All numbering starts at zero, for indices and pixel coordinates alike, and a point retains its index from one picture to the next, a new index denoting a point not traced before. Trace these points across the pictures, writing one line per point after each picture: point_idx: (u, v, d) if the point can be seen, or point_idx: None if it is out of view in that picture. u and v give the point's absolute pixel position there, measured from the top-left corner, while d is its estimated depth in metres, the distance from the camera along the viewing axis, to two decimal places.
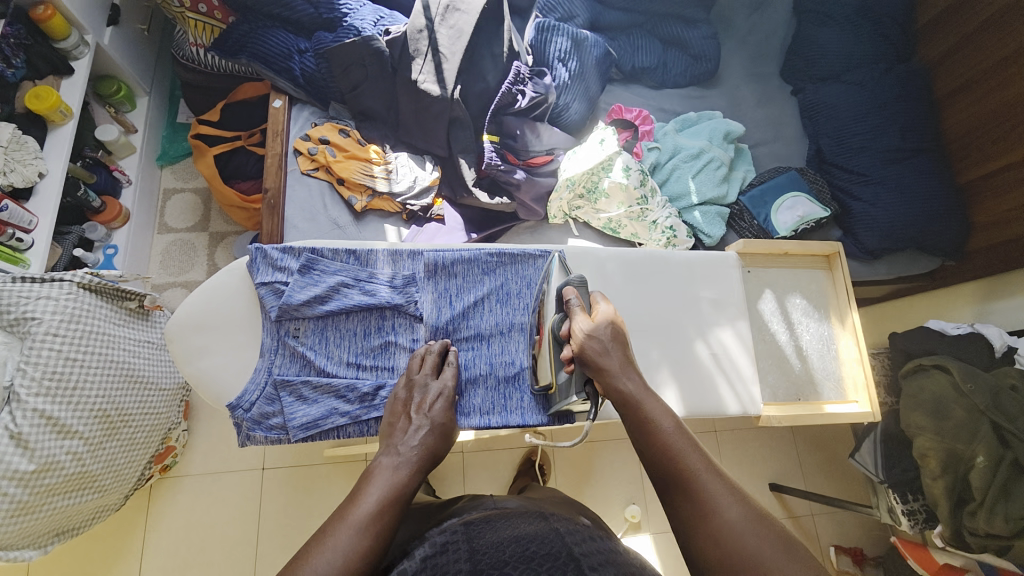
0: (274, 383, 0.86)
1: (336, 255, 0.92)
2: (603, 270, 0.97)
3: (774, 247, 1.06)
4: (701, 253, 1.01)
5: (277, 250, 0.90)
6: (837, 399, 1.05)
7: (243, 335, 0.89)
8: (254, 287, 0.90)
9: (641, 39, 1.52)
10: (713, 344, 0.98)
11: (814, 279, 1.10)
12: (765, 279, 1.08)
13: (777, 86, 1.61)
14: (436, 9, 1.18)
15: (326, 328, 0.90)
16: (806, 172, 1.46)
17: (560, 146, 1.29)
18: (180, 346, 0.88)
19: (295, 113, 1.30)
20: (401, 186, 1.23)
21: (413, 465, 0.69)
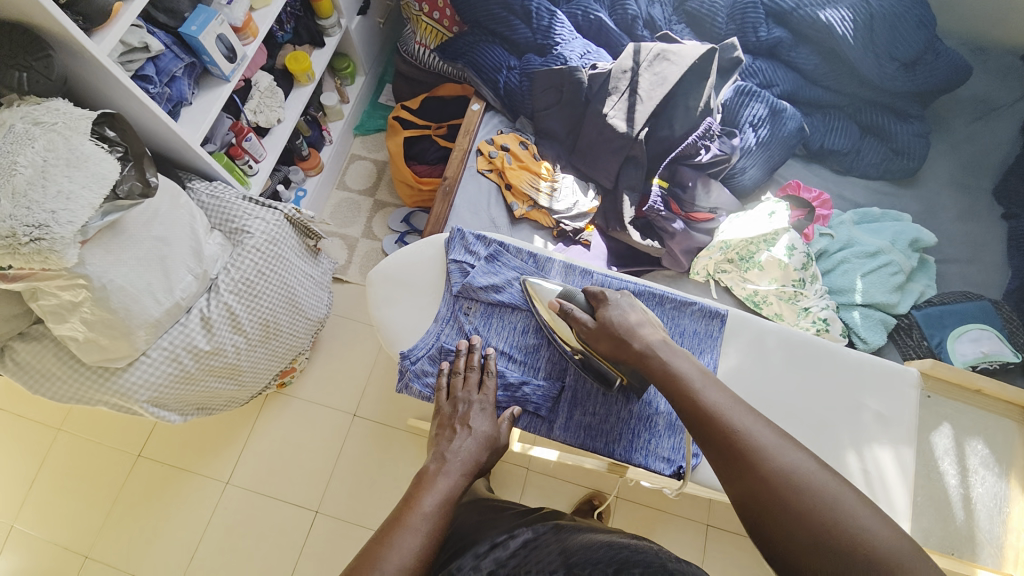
0: (440, 347, 0.96)
1: (518, 254, 1.03)
2: (764, 343, 0.93)
3: (967, 380, 0.95)
4: (880, 359, 0.93)
5: (472, 236, 1.03)
6: (995, 569, 0.90)
7: (424, 298, 1.01)
8: (444, 260, 1.03)
9: (838, 121, 1.45)
10: (867, 461, 0.89)
11: (1004, 430, 0.95)
12: (944, 411, 0.96)
13: (988, 203, 1.43)
14: (645, 55, 1.25)
15: (494, 315, 0.99)
16: (1000, 305, 1.27)
17: (724, 207, 1.27)
18: (374, 291, 1.01)
19: (487, 118, 1.44)
20: (562, 205, 1.30)
21: (459, 472, 0.80)
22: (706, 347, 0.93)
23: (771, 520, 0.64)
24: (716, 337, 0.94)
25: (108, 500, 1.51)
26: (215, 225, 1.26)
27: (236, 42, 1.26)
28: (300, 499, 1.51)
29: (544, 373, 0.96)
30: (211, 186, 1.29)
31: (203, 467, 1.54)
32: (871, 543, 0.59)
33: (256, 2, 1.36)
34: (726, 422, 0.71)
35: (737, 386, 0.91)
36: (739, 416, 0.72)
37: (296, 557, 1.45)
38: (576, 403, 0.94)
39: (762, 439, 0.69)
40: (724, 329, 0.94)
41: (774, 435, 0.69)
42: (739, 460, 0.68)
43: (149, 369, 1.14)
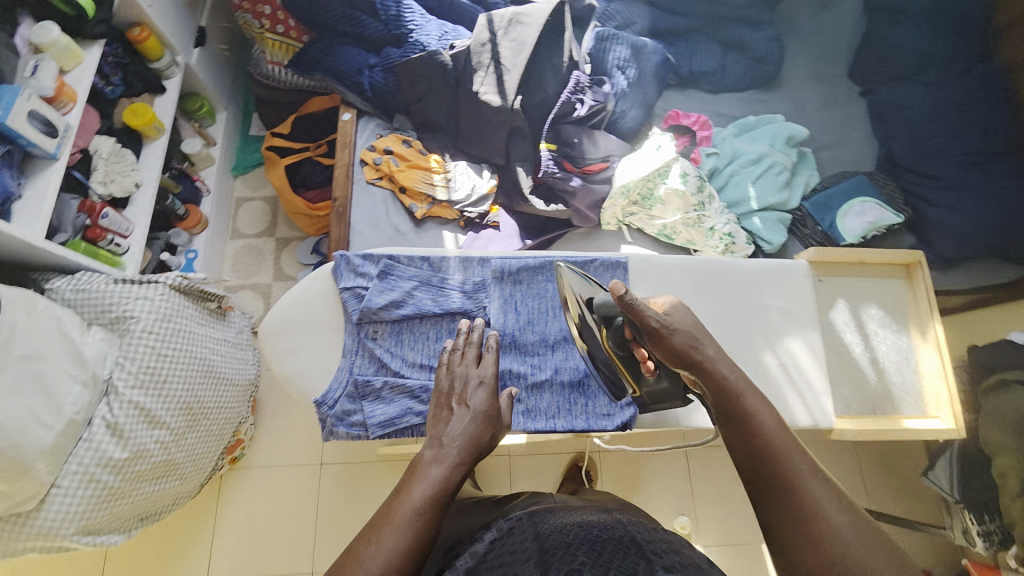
0: (355, 381, 0.91)
1: (412, 262, 0.98)
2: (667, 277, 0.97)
3: (849, 255, 1.03)
4: (770, 261, 0.99)
5: (359, 257, 0.97)
6: (917, 414, 1.00)
7: (325, 336, 0.96)
8: (337, 291, 0.96)
9: (700, 44, 1.50)
10: (782, 355, 0.96)
11: (891, 289, 1.05)
12: (839, 288, 1.04)
13: (845, 87, 1.54)
14: (499, 22, 1.20)
15: (404, 330, 0.95)
16: (874, 176, 1.41)
17: (615, 152, 1.29)
18: (271, 345, 0.94)
19: (363, 124, 1.36)
20: (460, 195, 1.28)
21: (456, 458, 0.70)
22: None
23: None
24: None
25: None
26: (91, 320, 1.13)
27: (52, 114, 1.12)
28: (289, 566, 1.45)
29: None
30: (73, 280, 1.15)
31: (175, 571, 1.44)
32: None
33: (63, 63, 1.20)
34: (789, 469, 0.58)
35: None
36: (803, 465, 0.58)
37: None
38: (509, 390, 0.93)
39: (824, 503, 0.55)
40: (626, 276, 0.97)
41: (831, 491, 0.56)
42: (795, 520, 0.55)
43: (66, 499, 1.03)
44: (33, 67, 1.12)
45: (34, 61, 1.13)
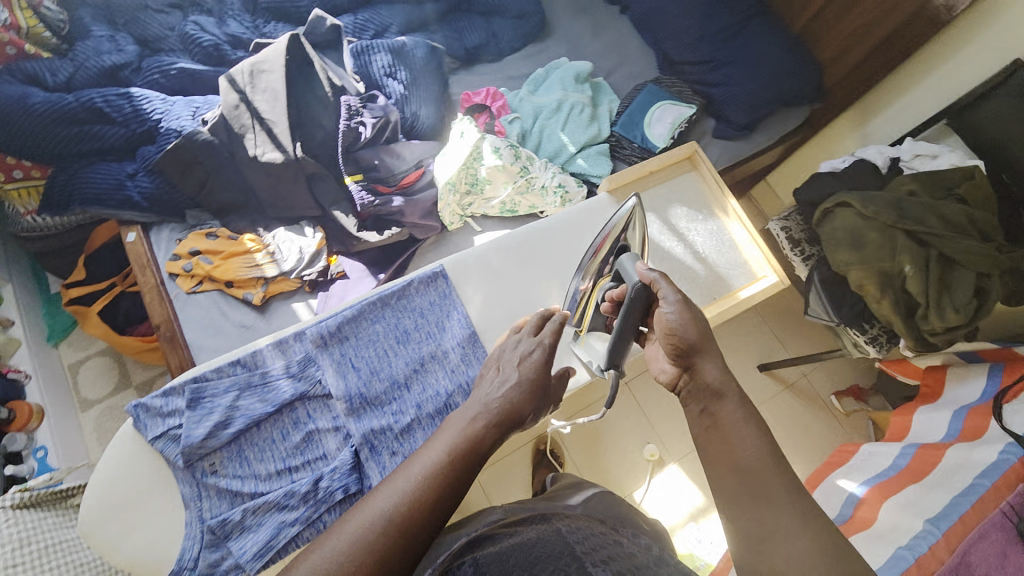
0: (210, 529, 0.73)
1: (222, 372, 0.79)
2: (490, 264, 0.93)
3: (637, 171, 1.08)
4: (577, 206, 1.01)
5: (158, 397, 0.77)
6: (749, 281, 1.07)
7: (162, 498, 0.75)
8: (150, 445, 0.76)
9: (462, 21, 1.51)
10: None
11: (686, 185, 1.12)
12: (643, 205, 1.09)
13: (605, 12, 1.64)
14: (242, 79, 1.12)
15: (239, 448, 0.76)
16: (662, 80, 1.50)
17: (425, 155, 1.28)
18: (95, 534, 0.73)
19: (155, 237, 1.22)
20: (289, 263, 1.19)
21: (495, 419, 0.62)
22: (450, 308, 0.88)
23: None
24: (449, 293, 0.89)
25: None
26: None
27: None
28: None
29: (335, 454, 0.78)
30: None
31: None
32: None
33: None
34: (760, 486, 0.57)
35: (494, 316, 0.90)
36: (777, 484, 0.57)
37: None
38: (384, 451, 0.77)
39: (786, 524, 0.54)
40: (450, 282, 0.91)
41: (796, 515, 0.55)
42: (762, 538, 0.55)
43: None
44: None
45: None
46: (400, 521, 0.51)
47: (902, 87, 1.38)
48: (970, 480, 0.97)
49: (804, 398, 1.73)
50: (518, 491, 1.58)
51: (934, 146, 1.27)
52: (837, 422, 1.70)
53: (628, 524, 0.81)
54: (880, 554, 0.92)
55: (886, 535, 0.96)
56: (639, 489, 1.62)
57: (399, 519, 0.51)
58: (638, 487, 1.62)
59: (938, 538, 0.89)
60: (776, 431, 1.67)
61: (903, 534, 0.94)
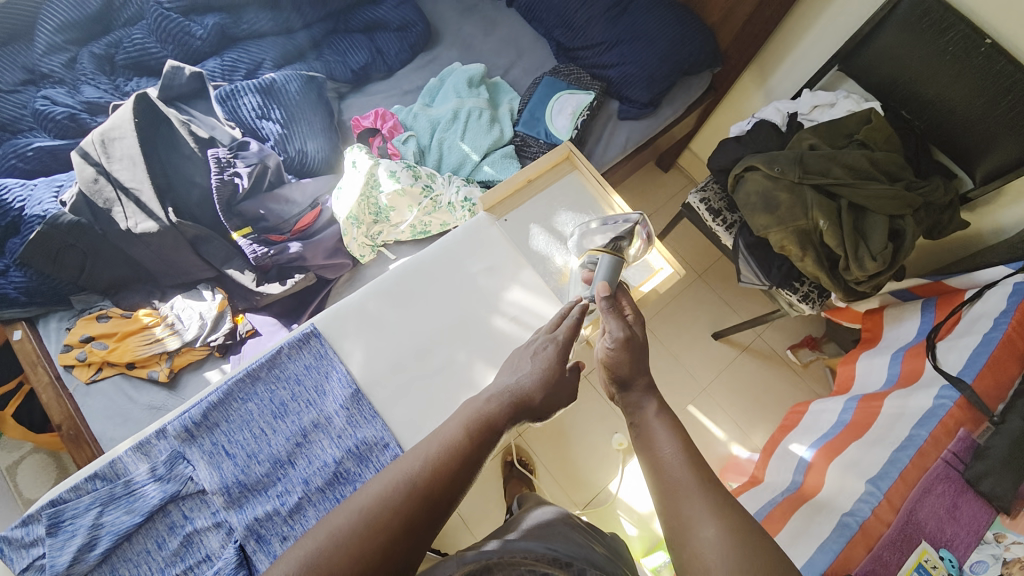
0: None
1: (82, 488, 0.74)
2: (364, 313, 0.88)
3: (512, 181, 0.95)
4: (448, 234, 0.93)
5: (16, 529, 0.71)
6: (646, 277, 1.01)
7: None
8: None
9: (344, 43, 1.45)
10: (509, 310, 0.90)
11: (569, 186, 0.99)
12: (525, 217, 0.96)
13: (492, 8, 1.59)
14: (95, 151, 1.05)
15: (111, 568, 0.71)
16: (559, 69, 1.46)
17: (321, 192, 1.22)
18: None
19: (43, 330, 1.15)
20: (191, 332, 1.11)
21: (511, 404, 0.67)
22: (327, 369, 0.84)
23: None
24: (325, 353, 0.85)
25: None
26: None
27: None
28: None
29: (219, 552, 0.73)
30: None
31: None
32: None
33: None
34: (676, 483, 0.56)
35: (377, 369, 0.85)
36: (694, 479, 0.56)
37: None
38: (274, 539, 0.73)
39: (695, 513, 0.53)
40: (325, 340, 0.85)
41: (708, 505, 0.53)
42: (684, 530, 0.53)
43: None
44: None
45: None
46: (425, 481, 0.56)
47: (795, 37, 1.36)
48: (908, 433, 0.96)
49: (765, 359, 1.72)
50: (493, 510, 1.55)
51: (830, 94, 1.26)
52: (795, 374, 1.70)
53: (586, 558, 0.74)
54: (826, 525, 0.91)
55: (829, 503, 0.96)
56: (614, 483, 1.60)
57: (422, 486, 0.55)
58: (611, 480, 1.60)
59: (879, 501, 0.89)
60: (741, 398, 1.66)
61: (847, 499, 0.94)
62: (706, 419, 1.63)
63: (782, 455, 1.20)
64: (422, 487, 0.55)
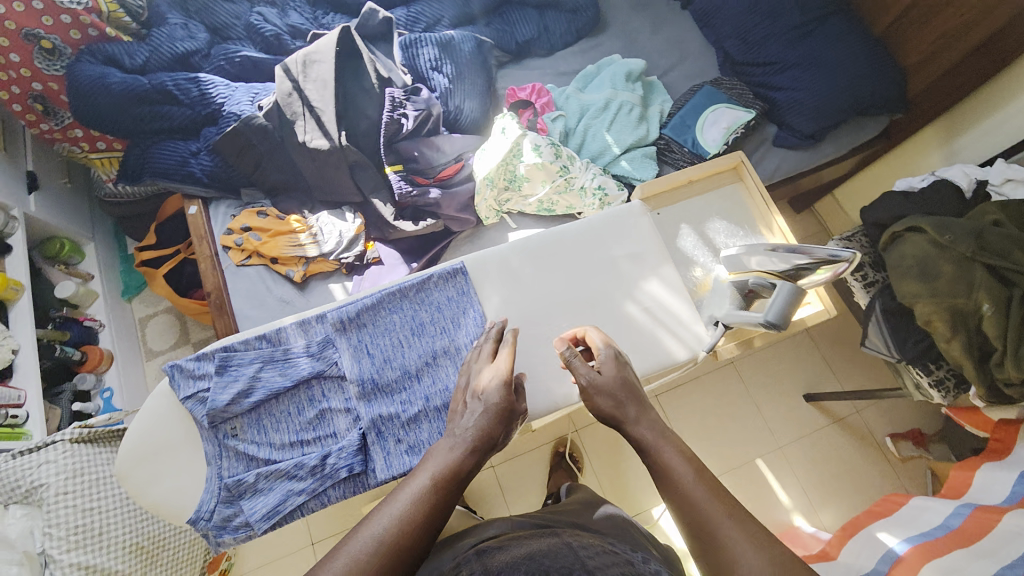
0: (226, 486, 0.80)
1: (247, 345, 0.85)
2: (508, 266, 0.91)
3: (671, 181, 0.99)
4: (605, 212, 0.93)
5: (191, 360, 0.84)
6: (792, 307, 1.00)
7: (194, 455, 0.82)
8: (181, 403, 0.83)
9: (515, 14, 1.50)
10: (644, 299, 0.91)
11: (729, 196, 1.01)
12: (677, 216, 0.99)
13: (665, 7, 1.57)
14: (295, 68, 1.18)
15: (257, 416, 0.83)
16: (721, 81, 1.42)
17: (466, 149, 1.28)
18: (130, 480, 0.81)
19: (213, 212, 1.32)
20: (330, 245, 1.24)
21: (468, 444, 0.67)
22: (466, 307, 0.89)
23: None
24: (468, 291, 0.90)
25: None
26: (6, 501, 1.12)
27: None
28: None
29: (344, 433, 0.84)
30: None
31: None
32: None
33: None
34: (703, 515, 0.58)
35: (510, 319, 0.89)
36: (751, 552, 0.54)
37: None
38: (389, 440, 0.83)
39: (734, 541, 0.56)
40: (470, 280, 0.91)
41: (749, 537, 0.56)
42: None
43: None
44: None
45: None
46: (394, 539, 0.57)
47: (1001, 100, 1.22)
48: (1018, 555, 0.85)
49: (854, 436, 1.59)
50: (534, 491, 1.59)
51: None
52: (888, 466, 1.56)
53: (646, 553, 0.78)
54: None
55: None
56: (658, 508, 1.57)
57: (392, 538, 0.57)
58: (655, 504, 1.58)
59: None
60: (819, 468, 1.56)
61: None
62: (774, 479, 1.55)
63: (866, 540, 1.13)
64: (396, 542, 0.57)
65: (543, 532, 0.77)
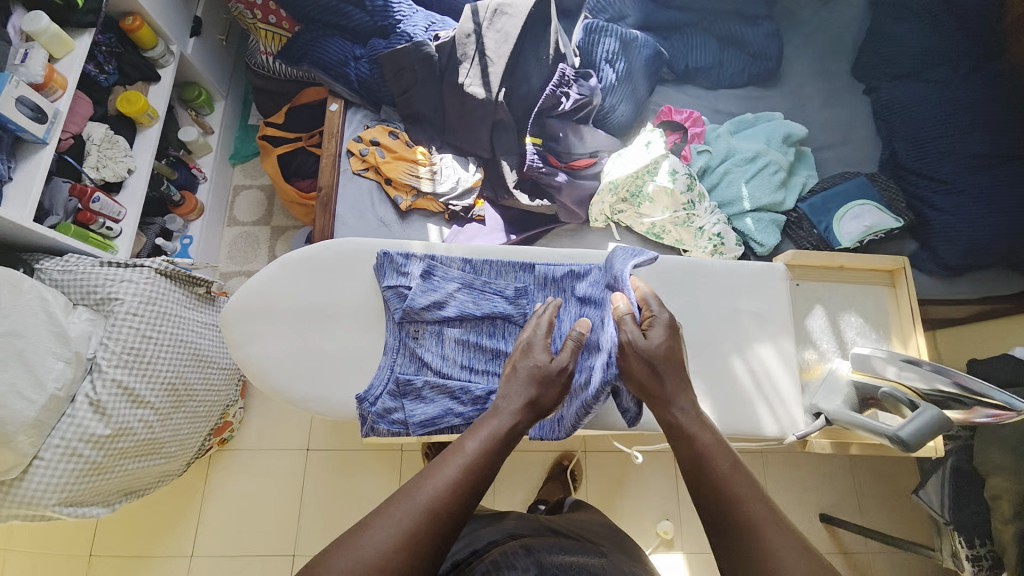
0: (396, 381, 0.88)
1: (453, 263, 0.96)
2: (634, 277, 0.93)
3: (829, 260, 1.06)
4: (748, 264, 0.96)
5: (401, 256, 0.94)
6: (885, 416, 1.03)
7: (366, 335, 0.93)
8: (379, 289, 0.93)
9: (697, 38, 1.47)
10: (752, 361, 0.93)
11: (873, 296, 1.08)
12: (817, 295, 1.07)
13: (847, 84, 1.51)
14: (484, 14, 1.20)
15: (440, 328, 0.92)
16: (876, 178, 1.35)
17: (604, 148, 1.27)
18: (231, 330, 0.91)
19: (349, 116, 1.36)
20: (445, 186, 1.26)
21: (517, 414, 0.71)
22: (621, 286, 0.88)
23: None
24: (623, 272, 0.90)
25: None
26: (77, 300, 1.14)
27: (41, 100, 1.14)
28: (276, 548, 1.51)
29: None
30: (61, 260, 1.16)
31: (165, 548, 1.51)
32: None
33: (54, 50, 1.20)
34: (726, 488, 0.64)
35: None
36: None
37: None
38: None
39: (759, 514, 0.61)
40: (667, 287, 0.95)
41: (773, 520, 0.61)
42: None
43: (48, 472, 1.04)
44: (23, 55, 1.13)
45: (24, 49, 1.14)
46: (449, 494, 0.62)
47: None
48: None
49: None
50: (523, 491, 1.58)
51: None
52: None
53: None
54: None
55: None
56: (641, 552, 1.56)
57: (444, 506, 0.61)
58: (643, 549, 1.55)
59: None
60: None
61: None
62: None
63: None
64: (452, 499, 0.62)
65: (573, 546, 0.84)
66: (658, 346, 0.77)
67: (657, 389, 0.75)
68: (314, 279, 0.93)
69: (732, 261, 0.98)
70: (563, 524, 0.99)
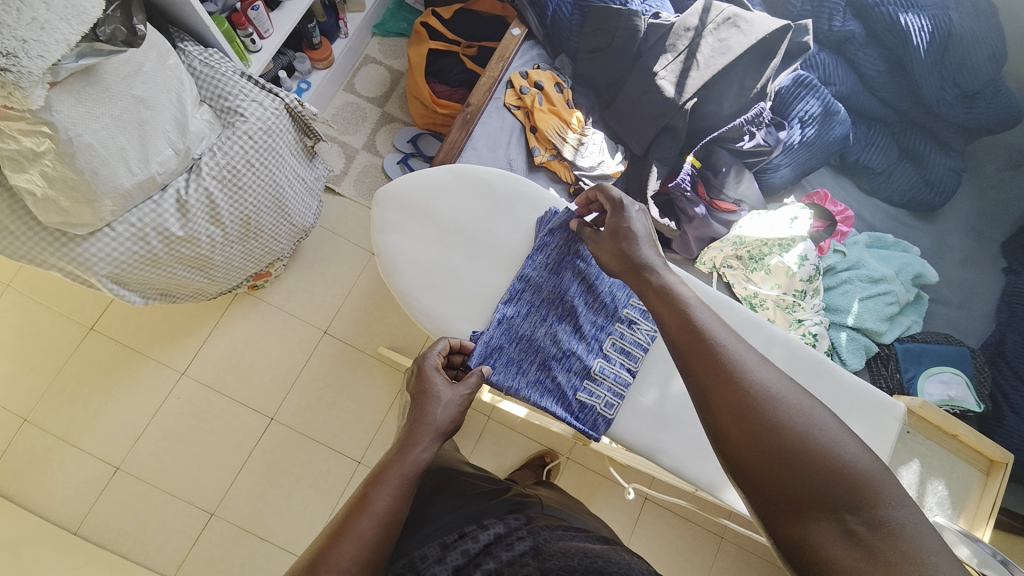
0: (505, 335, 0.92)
1: None
2: (768, 350, 0.95)
3: (949, 425, 1.08)
4: (872, 388, 0.95)
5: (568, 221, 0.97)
6: None
7: (491, 273, 0.97)
8: (531, 243, 0.98)
9: (881, 139, 1.40)
10: None
11: (966, 477, 1.09)
12: (918, 450, 1.08)
13: (992, 253, 1.45)
14: (714, 16, 1.15)
15: (567, 307, 0.95)
16: (976, 355, 1.30)
17: (749, 201, 1.22)
18: (383, 212, 0.98)
19: (525, 48, 1.30)
20: (587, 161, 1.21)
21: (426, 444, 0.69)
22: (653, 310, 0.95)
23: (760, 468, 0.53)
24: None
25: (62, 354, 1.51)
26: (205, 99, 1.12)
27: None
28: (257, 405, 1.53)
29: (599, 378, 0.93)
30: (205, 52, 1.14)
31: (159, 354, 1.54)
32: (861, 478, 0.51)
33: None
34: (710, 339, 0.63)
35: None
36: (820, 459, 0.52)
37: (229, 481, 1.47)
38: (607, 393, 0.92)
39: (748, 360, 0.60)
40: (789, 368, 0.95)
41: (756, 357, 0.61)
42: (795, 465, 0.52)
43: (112, 245, 1.03)
44: None
45: None
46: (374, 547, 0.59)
47: None
48: None
49: None
50: (494, 466, 1.59)
51: None
52: None
53: None
54: None
55: None
56: None
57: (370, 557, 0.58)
58: None
59: None
60: None
61: None
62: None
63: None
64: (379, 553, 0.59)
65: (588, 536, 0.71)
66: (613, 227, 0.81)
67: (635, 260, 0.77)
68: (475, 202, 0.99)
69: (859, 380, 0.97)
70: (572, 514, 0.88)
